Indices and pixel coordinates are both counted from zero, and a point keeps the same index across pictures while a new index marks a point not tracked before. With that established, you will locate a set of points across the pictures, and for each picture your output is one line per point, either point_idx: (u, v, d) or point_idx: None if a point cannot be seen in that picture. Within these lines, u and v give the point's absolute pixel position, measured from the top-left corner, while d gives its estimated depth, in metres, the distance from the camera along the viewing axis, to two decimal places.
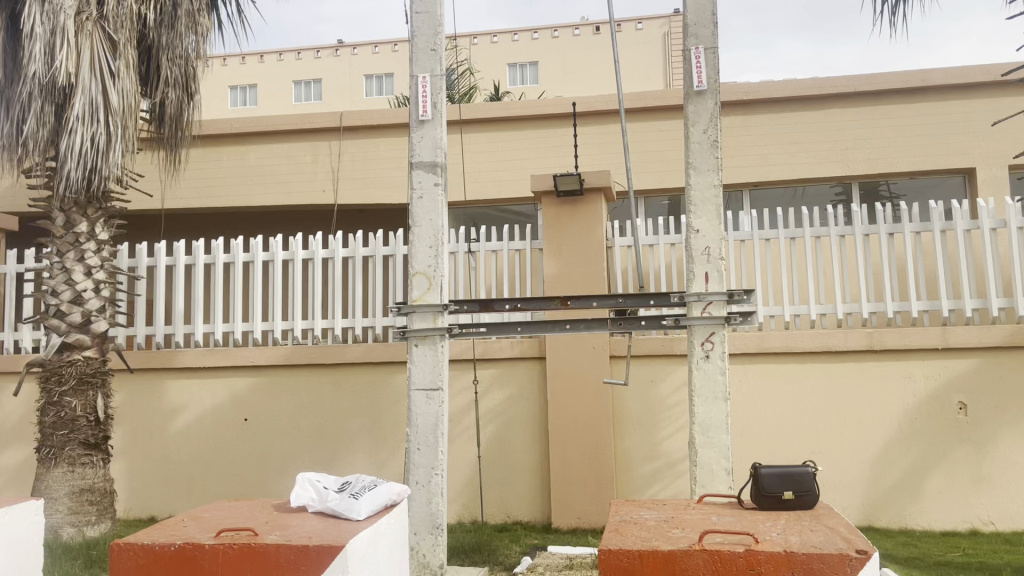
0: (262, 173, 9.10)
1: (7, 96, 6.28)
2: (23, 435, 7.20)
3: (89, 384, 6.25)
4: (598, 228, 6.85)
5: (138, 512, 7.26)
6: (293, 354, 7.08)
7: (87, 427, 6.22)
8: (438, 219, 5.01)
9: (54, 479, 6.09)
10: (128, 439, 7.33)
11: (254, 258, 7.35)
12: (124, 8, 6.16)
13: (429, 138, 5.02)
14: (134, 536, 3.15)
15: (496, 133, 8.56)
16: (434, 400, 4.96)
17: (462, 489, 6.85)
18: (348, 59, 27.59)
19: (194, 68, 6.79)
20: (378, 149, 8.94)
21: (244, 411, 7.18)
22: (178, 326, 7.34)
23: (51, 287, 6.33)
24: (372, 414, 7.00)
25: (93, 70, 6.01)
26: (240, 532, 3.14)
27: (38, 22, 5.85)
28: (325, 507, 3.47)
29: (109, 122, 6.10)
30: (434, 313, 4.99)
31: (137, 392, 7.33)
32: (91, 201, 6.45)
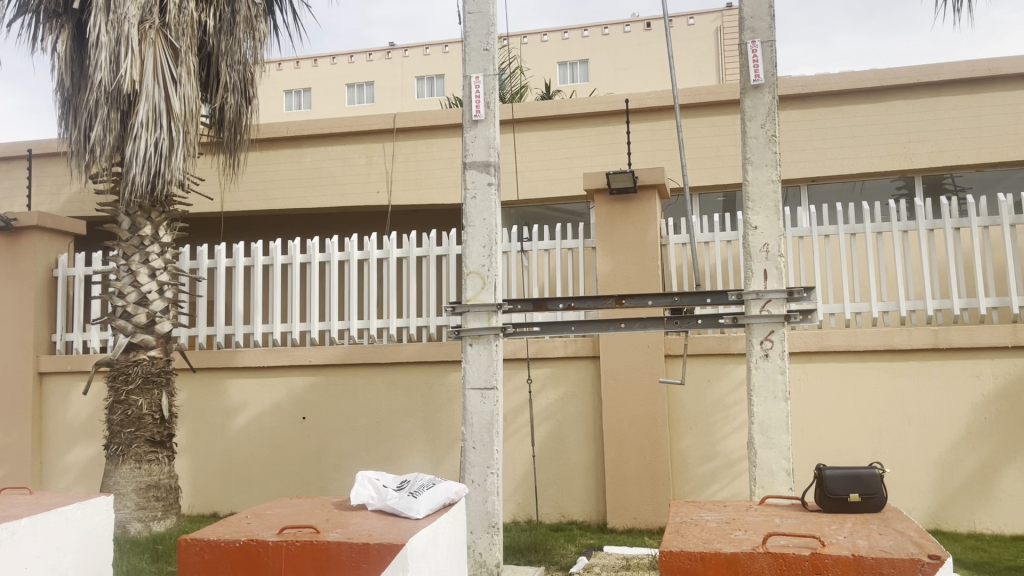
0: (317, 176, 9.24)
1: (74, 103, 6.47)
2: (92, 432, 7.44)
3: (154, 383, 6.41)
4: (652, 226, 6.78)
5: (201, 508, 7.44)
6: (349, 354, 7.17)
7: (153, 425, 6.39)
8: (492, 219, 5.02)
9: (122, 476, 6.27)
10: (191, 436, 7.50)
11: (311, 259, 7.46)
12: (185, 15, 6.32)
13: (482, 137, 5.03)
14: (200, 532, 3.22)
15: (548, 131, 8.55)
16: (489, 399, 4.97)
17: (516, 489, 6.86)
18: (400, 61, 27.88)
19: (252, 73, 6.92)
20: (431, 150, 9.00)
21: (302, 409, 7.29)
22: (238, 326, 7.49)
23: (118, 289, 6.52)
24: (427, 413, 7.05)
25: (157, 77, 6.17)
26: (302, 529, 3.18)
27: (103, 31, 6.03)
28: (384, 505, 3.50)
29: (171, 127, 6.25)
30: (488, 312, 4.99)
31: (200, 391, 7.50)
32: (155, 204, 6.62)
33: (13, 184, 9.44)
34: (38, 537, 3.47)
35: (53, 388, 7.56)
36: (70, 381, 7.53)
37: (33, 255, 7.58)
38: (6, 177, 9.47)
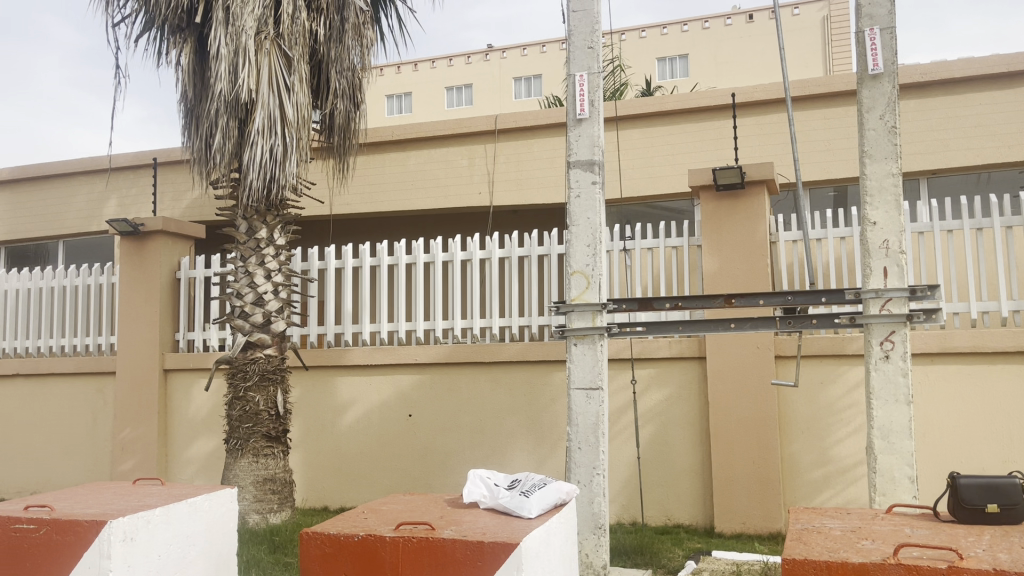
0: (421, 178, 9.40)
1: (196, 113, 6.79)
2: (212, 427, 7.81)
3: (270, 381, 6.65)
4: (761, 223, 6.59)
5: (313, 502, 7.69)
6: (454, 353, 7.26)
7: (269, 421, 6.63)
8: (596, 218, 4.98)
9: (241, 469, 6.54)
10: (303, 432, 7.76)
11: (415, 260, 7.59)
12: (298, 25, 6.55)
13: (587, 136, 5.00)
14: (320, 525, 3.31)
15: (651, 128, 8.43)
16: (595, 399, 4.93)
17: (621, 490, 6.79)
18: (498, 63, 28.10)
19: (360, 78, 7.11)
20: (532, 150, 9.02)
21: (409, 407, 7.43)
22: (347, 325, 7.70)
23: (236, 290, 6.80)
24: (530, 413, 7.07)
25: (272, 86, 6.41)
26: (418, 526, 3.23)
27: (223, 44, 6.29)
28: (496, 504, 3.52)
29: (285, 134, 6.50)
30: (593, 312, 4.95)
31: (312, 388, 7.75)
32: (271, 208, 6.89)
33: (139, 191, 10.01)
34: (169, 526, 3.64)
35: (177, 385, 7.96)
36: (191, 377, 7.91)
37: (158, 257, 7.99)
38: (133, 184, 10.05)
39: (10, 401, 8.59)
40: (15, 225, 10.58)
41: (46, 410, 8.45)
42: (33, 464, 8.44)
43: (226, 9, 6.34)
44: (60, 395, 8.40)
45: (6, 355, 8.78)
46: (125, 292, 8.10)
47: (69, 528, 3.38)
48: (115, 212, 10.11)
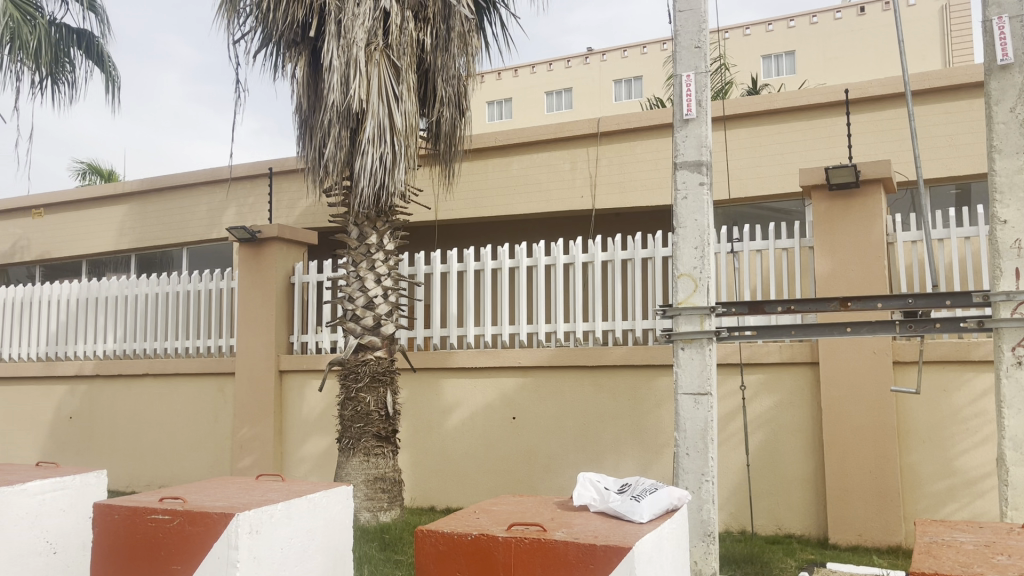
0: (524, 182, 9.47)
1: (310, 124, 7.05)
2: (324, 426, 8.10)
3: (381, 382, 6.84)
4: (877, 223, 6.33)
5: (421, 501, 7.84)
6: (558, 356, 7.28)
7: (379, 421, 6.82)
8: (704, 219, 4.88)
9: (353, 467, 6.74)
10: (411, 432, 7.93)
11: (519, 263, 7.64)
12: (405, 35, 6.72)
13: (694, 137, 4.91)
14: (434, 524, 3.38)
15: (758, 127, 8.24)
16: (703, 404, 4.84)
17: (730, 498, 6.64)
18: (598, 66, 28.00)
19: (466, 85, 7.23)
20: (636, 152, 8.95)
21: (512, 409, 7.49)
22: (452, 328, 7.84)
23: (348, 294, 7.02)
24: (635, 417, 7.02)
25: (381, 95, 6.60)
26: (530, 527, 3.26)
27: (336, 56, 6.51)
28: (607, 508, 3.51)
29: (394, 142, 6.68)
30: (701, 315, 4.86)
31: (419, 389, 7.92)
32: (381, 215, 7.08)
33: (256, 200, 10.48)
34: (291, 521, 3.79)
35: (291, 386, 8.28)
36: (306, 378, 8.22)
37: (275, 263, 8.34)
38: (250, 193, 10.54)
39: (141, 399, 9.12)
40: (144, 234, 11.25)
41: (172, 408, 8.94)
42: (161, 459, 8.95)
43: (338, 22, 6.56)
44: (185, 394, 8.87)
45: (136, 356, 9.35)
46: (243, 296, 8.48)
47: (201, 520, 3.57)
48: (234, 220, 10.62)
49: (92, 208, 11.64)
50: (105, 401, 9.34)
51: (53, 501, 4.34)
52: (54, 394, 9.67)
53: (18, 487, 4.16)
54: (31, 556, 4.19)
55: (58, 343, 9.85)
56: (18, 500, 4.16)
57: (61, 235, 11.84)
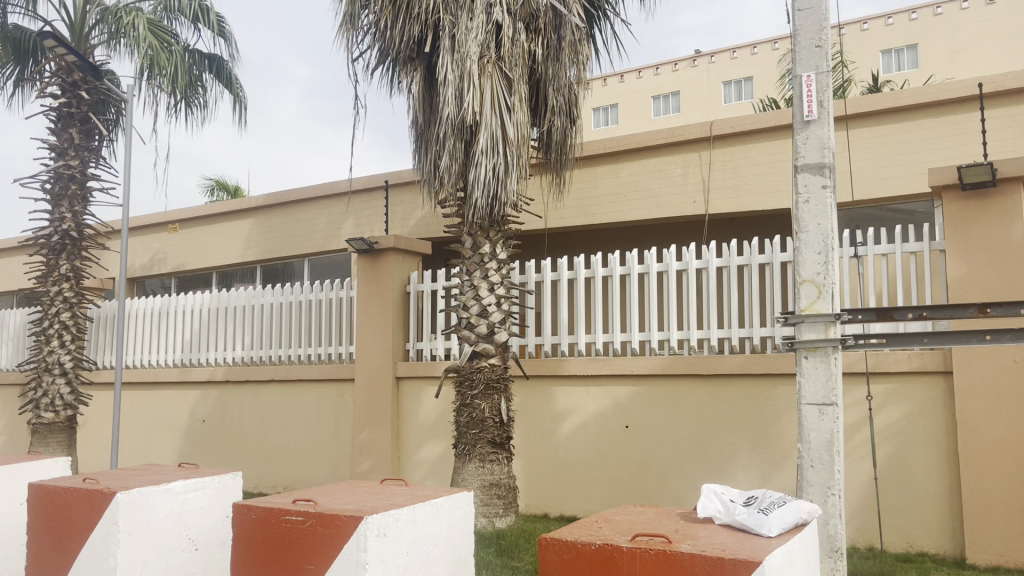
0: (634, 189, 9.40)
1: (426, 137, 7.23)
2: (440, 432, 8.27)
3: (495, 389, 6.94)
4: (1017, 224, 5.96)
5: (535, 509, 7.87)
6: (672, 364, 7.18)
7: (494, 427, 6.90)
8: (827, 222, 4.61)
9: (469, 473, 6.83)
10: (524, 439, 7.98)
11: (630, 271, 7.57)
12: (517, 47, 6.81)
13: (816, 138, 4.67)
14: (557, 532, 3.39)
15: (882, 126, 7.91)
16: (828, 415, 4.54)
17: (855, 512, 6.37)
18: (707, 68, 27.56)
19: (577, 94, 7.25)
20: (750, 155, 8.74)
21: (626, 418, 7.43)
22: (564, 335, 7.84)
23: (463, 302, 7.13)
24: (753, 427, 6.84)
25: (494, 106, 6.70)
26: (654, 538, 3.22)
27: (450, 70, 6.66)
28: (733, 521, 3.43)
29: (507, 152, 6.76)
30: (826, 322, 4.57)
31: (532, 397, 7.96)
32: (493, 224, 7.17)
33: (372, 212, 10.82)
34: (415, 524, 3.88)
35: (408, 392, 8.50)
36: (422, 385, 8.42)
37: (391, 272, 8.57)
38: (366, 205, 10.88)
39: (267, 404, 9.56)
40: (268, 246, 11.80)
41: (295, 413, 9.32)
42: (285, 461, 9.35)
43: (452, 36, 6.71)
44: (308, 400, 9.23)
45: (263, 362, 9.80)
46: (361, 306, 8.76)
47: (331, 521, 3.70)
48: (352, 232, 10.99)
49: (221, 222, 12.30)
50: (234, 406, 9.83)
51: (194, 500, 4.59)
52: (189, 398, 10.25)
53: (163, 487, 4.44)
54: (175, 552, 4.45)
55: (191, 350, 10.44)
56: (163, 499, 4.43)
57: (193, 249, 12.56)
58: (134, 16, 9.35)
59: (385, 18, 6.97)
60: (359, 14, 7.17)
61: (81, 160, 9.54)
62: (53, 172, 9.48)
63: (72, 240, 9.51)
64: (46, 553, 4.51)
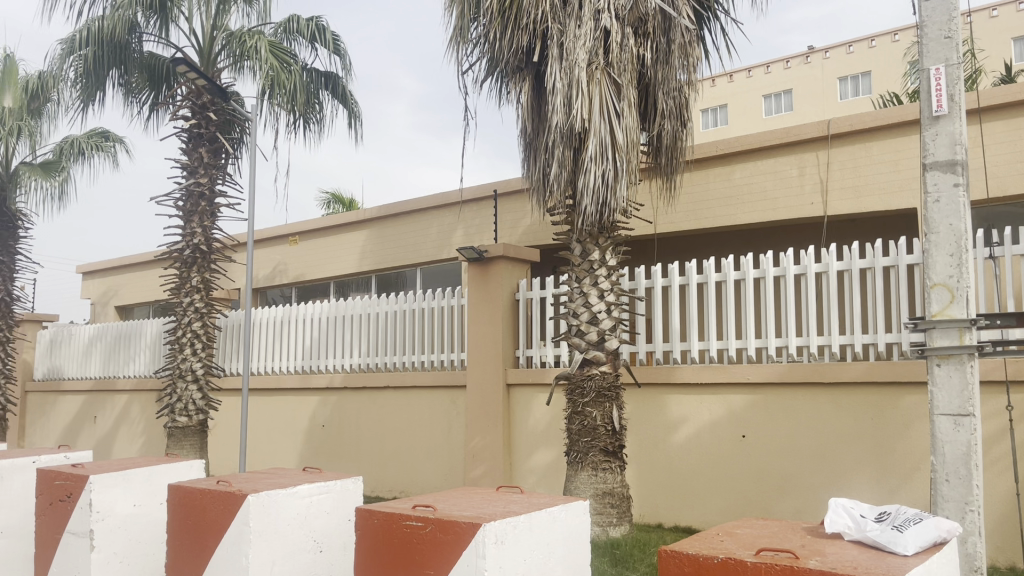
0: (748, 191, 9.17)
1: (534, 146, 7.26)
2: (551, 438, 8.28)
3: (607, 397, 6.88)
4: None
5: (649, 518, 7.76)
6: (790, 372, 6.95)
7: (606, 435, 6.84)
8: (960, 223, 4.30)
9: (582, 482, 6.80)
10: (637, 448, 7.88)
11: (744, 276, 7.38)
12: (626, 52, 6.76)
13: (946, 134, 4.37)
14: (677, 545, 3.32)
15: (1019, 119, 7.42)
16: (965, 427, 4.23)
17: (995, 530, 5.98)
18: (821, 63, 26.62)
19: (687, 97, 7.15)
20: (871, 153, 8.37)
21: (742, 427, 7.23)
22: (676, 342, 7.71)
23: (573, 310, 7.11)
24: (878, 438, 6.53)
25: (603, 113, 6.67)
26: (780, 553, 3.11)
27: (559, 78, 6.68)
28: (864, 537, 3.27)
29: (616, 158, 6.72)
30: (960, 328, 4.27)
31: (644, 405, 7.86)
32: (603, 231, 7.11)
33: (482, 221, 10.97)
34: (532, 532, 3.89)
35: (519, 399, 8.55)
36: (533, 392, 8.45)
37: (500, 280, 8.65)
38: (476, 215, 11.05)
39: (383, 410, 9.82)
40: (382, 256, 12.14)
41: (410, 419, 9.54)
42: (401, 465, 9.57)
43: (561, 45, 6.74)
44: (422, 406, 9.43)
45: (379, 369, 10.08)
46: (472, 314, 8.88)
47: (451, 528, 3.75)
48: (462, 241, 11.17)
49: (338, 234, 12.74)
50: (352, 411, 10.14)
51: (318, 504, 4.75)
52: (309, 403, 10.65)
53: (290, 490, 4.62)
54: (301, 553, 4.62)
55: (311, 357, 10.85)
56: (290, 502, 4.60)
57: (311, 260, 13.07)
58: (256, 39, 9.84)
59: (494, 30, 7.05)
60: (468, 27, 7.28)
61: (210, 178, 10.08)
62: (185, 190, 10.05)
63: (202, 254, 10.05)
64: (185, 551, 4.77)
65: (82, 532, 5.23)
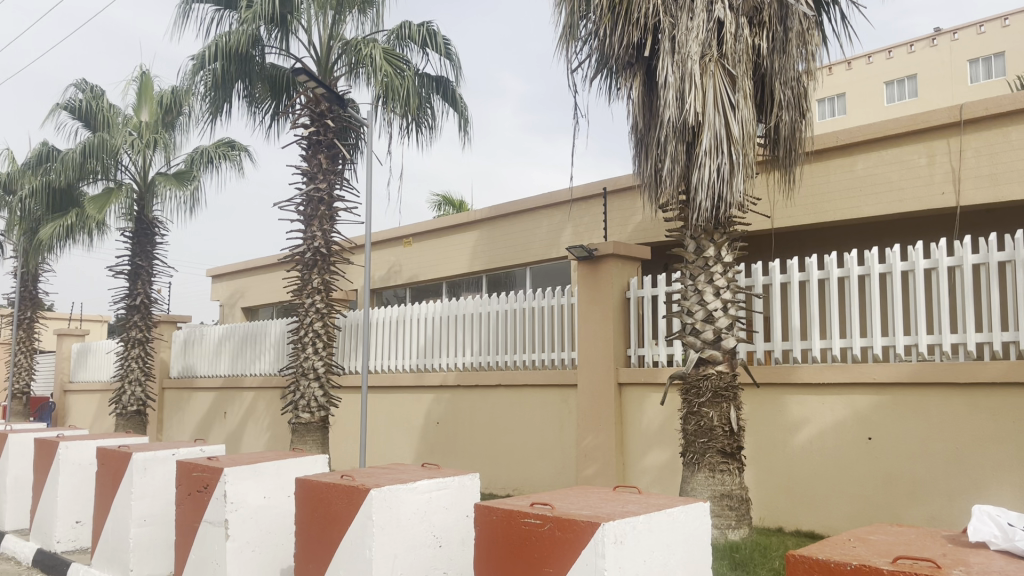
0: (872, 182, 8.77)
1: (646, 141, 7.15)
2: (666, 439, 8.17)
3: (724, 397, 6.71)
4: None
5: (769, 521, 7.52)
6: (921, 372, 6.60)
7: (724, 436, 6.67)
8: None
9: (699, 483, 6.66)
10: (756, 449, 7.66)
11: (869, 271, 7.05)
12: (741, 43, 6.59)
13: None
14: (807, 549, 3.21)
15: None
16: None
17: None
18: (949, 46, 25.14)
19: (805, 86, 6.90)
20: (1009, 139, 7.84)
21: (868, 429, 6.91)
22: (796, 341, 7.44)
23: (687, 308, 6.97)
24: (1020, 442, 6.11)
25: (718, 105, 6.52)
26: (919, 562, 2.95)
27: (671, 72, 6.58)
28: (1012, 547, 3.06)
29: (731, 152, 6.54)
30: None
31: (763, 405, 7.63)
32: (718, 226, 6.94)
33: (593, 219, 10.93)
34: (652, 533, 3.84)
35: (632, 399, 8.46)
36: (646, 391, 8.35)
37: (612, 278, 8.58)
38: (586, 213, 11.01)
39: (495, 408, 9.92)
40: (493, 256, 12.26)
41: (522, 418, 9.59)
42: (514, 463, 9.65)
43: (672, 39, 6.63)
44: (534, 404, 9.47)
45: (491, 368, 10.19)
46: (584, 312, 8.83)
47: (570, 526, 3.74)
48: (572, 239, 11.16)
49: (450, 235, 12.96)
50: (465, 409, 10.29)
51: (437, 499, 4.85)
52: (424, 401, 10.88)
53: (409, 485, 4.72)
54: (422, 547, 4.72)
55: (425, 356, 11.08)
56: (410, 497, 4.71)
57: (425, 261, 13.34)
58: (371, 47, 10.13)
59: (604, 26, 7.01)
60: (578, 25, 7.27)
61: (328, 183, 10.45)
62: (305, 195, 10.45)
63: (322, 256, 10.42)
64: (312, 542, 4.96)
65: (218, 521, 5.52)
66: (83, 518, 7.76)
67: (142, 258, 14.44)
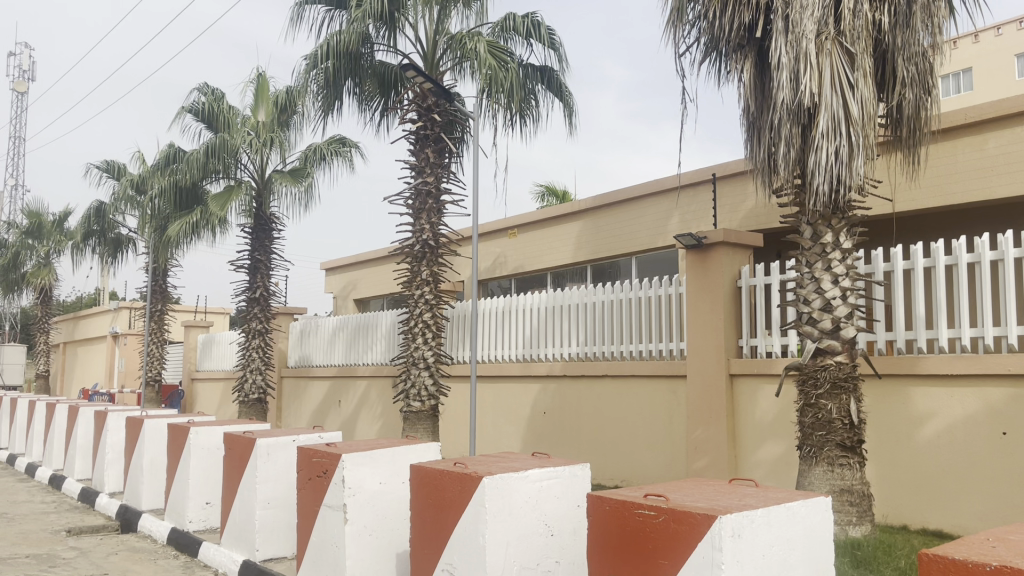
0: (1005, 161, 8.22)
1: (758, 126, 6.94)
2: (781, 431, 7.94)
3: (843, 389, 6.45)
4: None
5: (893, 519, 7.19)
6: None
7: (843, 430, 6.40)
8: None
9: (816, 477, 6.43)
10: (879, 444, 7.33)
11: (1003, 256, 6.62)
12: (860, 19, 6.29)
13: None
14: (941, 548, 3.04)
15: None
16: None
17: None
18: None
19: (931, 62, 6.53)
20: None
21: (1003, 424, 6.50)
22: (921, 330, 7.07)
23: (803, 296, 6.74)
24: None
25: (835, 86, 6.26)
26: None
27: (785, 53, 6.36)
28: None
29: (850, 133, 6.27)
30: None
31: (885, 398, 7.29)
32: (837, 211, 6.65)
33: (701, 206, 10.70)
34: (771, 527, 3.73)
35: (744, 390, 8.25)
36: (760, 383, 8.13)
37: (722, 267, 8.38)
38: (694, 201, 10.78)
39: (603, 399, 9.87)
40: (598, 245, 12.19)
41: (630, 409, 9.51)
42: (622, 454, 9.57)
43: (786, 18, 6.41)
44: (642, 395, 9.37)
45: (597, 358, 10.13)
46: (692, 301, 8.66)
47: (685, 519, 3.68)
48: (680, 227, 10.95)
49: (555, 225, 12.96)
50: (572, 399, 10.29)
51: (548, 488, 4.87)
52: (531, 391, 10.95)
53: (522, 474, 4.76)
54: (534, 536, 4.75)
55: (531, 346, 11.12)
56: (523, 485, 4.75)
57: (530, 251, 13.39)
58: (476, 41, 10.23)
59: (713, 9, 6.85)
60: (686, 8, 7.12)
61: (436, 176, 10.64)
62: (414, 189, 10.66)
63: (431, 248, 10.61)
64: (426, 528, 5.06)
65: (337, 506, 5.71)
66: (213, 500, 8.18)
67: (260, 252, 15.09)
